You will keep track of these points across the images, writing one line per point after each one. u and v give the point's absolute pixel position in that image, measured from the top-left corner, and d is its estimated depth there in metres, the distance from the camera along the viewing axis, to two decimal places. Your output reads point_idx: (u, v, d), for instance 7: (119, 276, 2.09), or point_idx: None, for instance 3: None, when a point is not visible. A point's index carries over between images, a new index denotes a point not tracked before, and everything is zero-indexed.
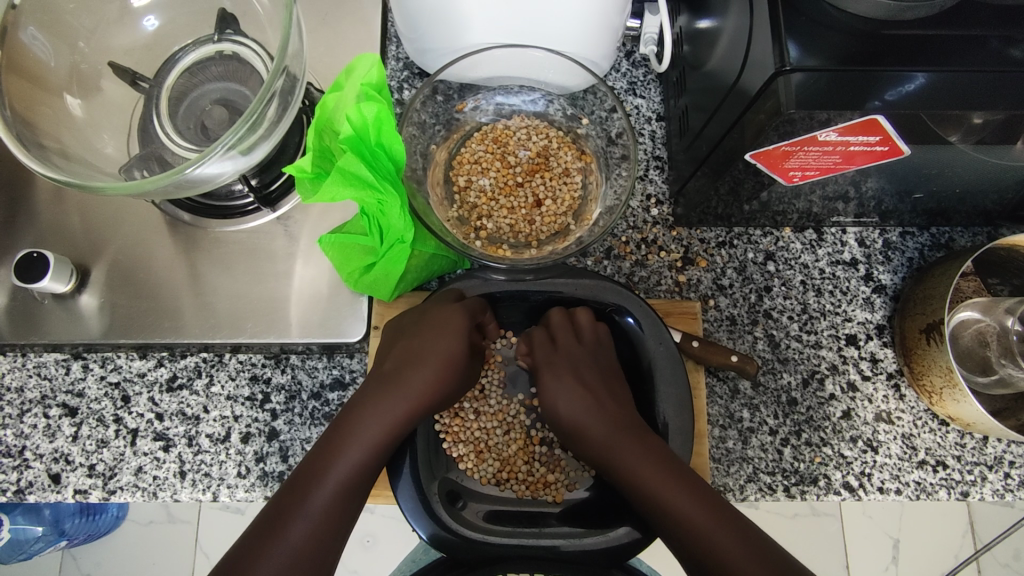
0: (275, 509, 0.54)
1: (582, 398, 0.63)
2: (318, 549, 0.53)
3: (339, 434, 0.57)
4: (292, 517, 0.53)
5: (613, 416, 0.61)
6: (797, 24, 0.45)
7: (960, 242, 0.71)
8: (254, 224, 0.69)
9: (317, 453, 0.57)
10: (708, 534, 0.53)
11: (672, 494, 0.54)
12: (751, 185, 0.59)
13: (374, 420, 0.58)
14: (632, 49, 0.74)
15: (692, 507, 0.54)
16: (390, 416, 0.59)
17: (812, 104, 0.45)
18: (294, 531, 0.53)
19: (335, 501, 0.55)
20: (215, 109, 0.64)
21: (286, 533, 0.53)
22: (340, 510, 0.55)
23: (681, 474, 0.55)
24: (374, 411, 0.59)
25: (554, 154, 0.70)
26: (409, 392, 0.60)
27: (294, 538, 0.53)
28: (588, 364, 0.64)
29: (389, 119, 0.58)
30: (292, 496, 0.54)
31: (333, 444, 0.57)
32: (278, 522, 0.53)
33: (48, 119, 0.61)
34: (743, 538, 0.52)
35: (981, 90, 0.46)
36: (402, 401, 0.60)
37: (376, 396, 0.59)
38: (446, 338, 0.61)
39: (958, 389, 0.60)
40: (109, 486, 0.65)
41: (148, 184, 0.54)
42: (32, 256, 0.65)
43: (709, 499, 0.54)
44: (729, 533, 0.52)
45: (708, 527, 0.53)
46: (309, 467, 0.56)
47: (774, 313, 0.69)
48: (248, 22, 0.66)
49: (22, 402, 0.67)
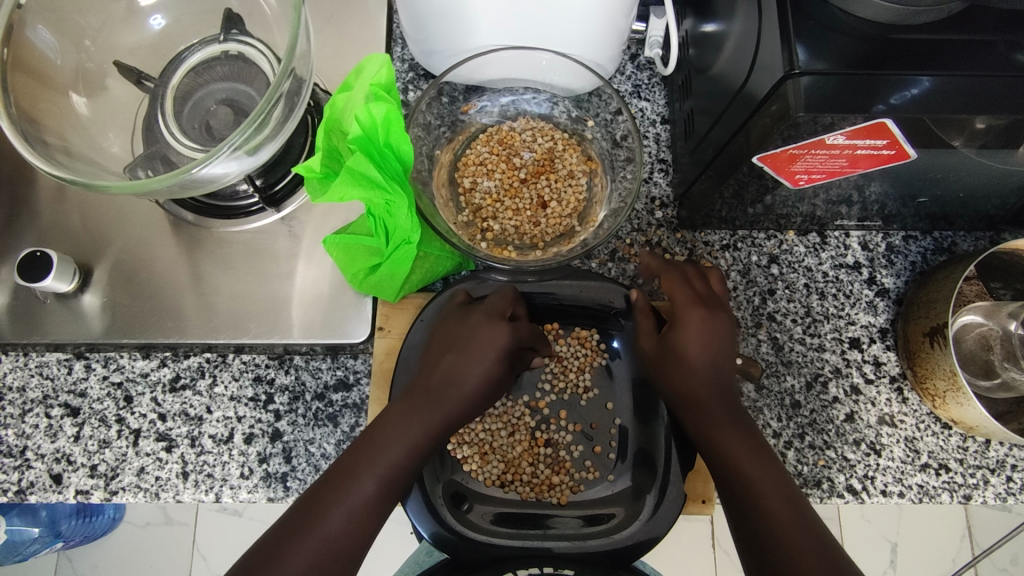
0: (312, 503, 0.52)
1: (703, 352, 0.57)
2: (352, 547, 0.52)
3: (381, 434, 0.55)
4: (328, 512, 0.52)
5: (719, 375, 0.57)
6: (806, 28, 0.46)
7: (962, 247, 0.71)
8: (258, 224, 0.69)
9: (355, 452, 0.55)
10: (771, 510, 0.51)
11: (751, 467, 0.53)
12: (756, 189, 0.59)
13: (417, 429, 0.56)
14: (636, 52, 0.75)
15: (764, 485, 0.52)
16: (435, 418, 0.57)
17: (820, 107, 0.45)
18: (330, 525, 0.51)
19: (373, 501, 0.53)
20: (221, 109, 0.64)
21: (322, 527, 0.51)
22: (377, 511, 0.53)
23: (760, 451, 0.54)
24: (418, 414, 0.56)
25: (558, 156, 0.70)
26: (451, 399, 0.57)
27: (330, 532, 0.51)
28: (717, 318, 0.58)
29: (399, 120, 0.57)
30: (328, 492, 0.53)
31: (374, 443, 0.55)
32: (314, 516, 0.52)
33: (52, 117, 0.61)
34: (807, 529, 0.50)
35: (987, 95, 0.46)
36: (444, 407, 0.57)
37: (418, 405, 0.56)
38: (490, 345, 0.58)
39: (962, 392, 0.60)
40: (111, 487, 0.64)
41: (154, 183, 0.53)
42: (34, 255, 0.65)
43: (781, 481, 0.53)
44: (792, 517, 0.51)
45: (776, 508, 0.51)
46: (347, 463, 0.54)
47: (778, 316, 0.69)
48: (254, 23, 0.66)
49: (24, 402, 0.66)
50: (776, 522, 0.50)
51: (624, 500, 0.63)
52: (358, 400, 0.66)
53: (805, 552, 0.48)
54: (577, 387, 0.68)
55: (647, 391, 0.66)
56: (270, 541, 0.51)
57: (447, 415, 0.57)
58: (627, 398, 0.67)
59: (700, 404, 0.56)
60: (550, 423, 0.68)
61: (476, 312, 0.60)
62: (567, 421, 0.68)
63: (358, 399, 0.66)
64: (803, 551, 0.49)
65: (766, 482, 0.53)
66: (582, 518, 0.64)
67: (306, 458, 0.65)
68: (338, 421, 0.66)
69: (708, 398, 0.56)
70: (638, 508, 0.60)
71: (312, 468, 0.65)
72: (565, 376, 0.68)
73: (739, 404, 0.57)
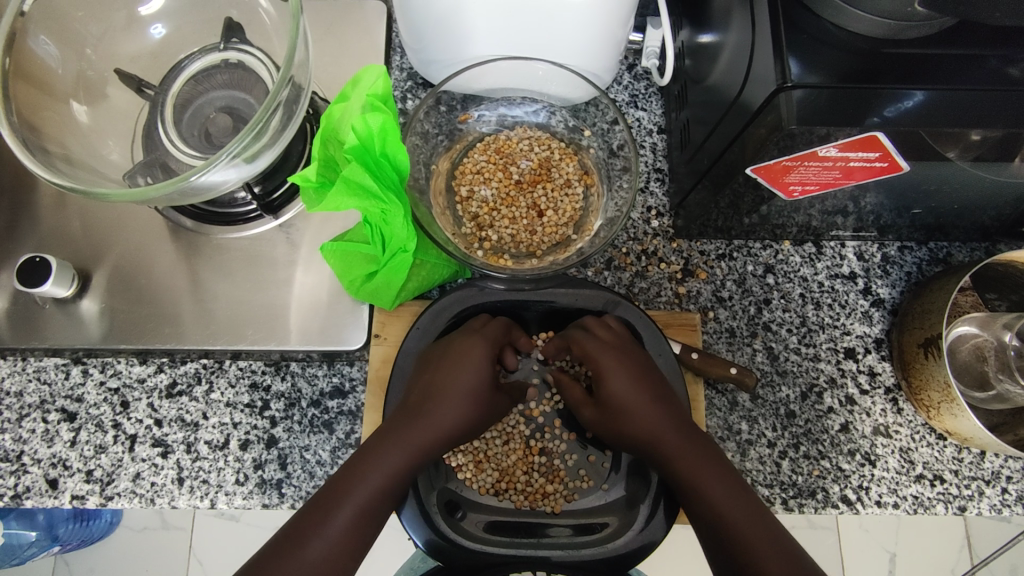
0: (295, 529, 0.53)
1: (639, 401, 0.61)
2: (335, 568, 0.53)
3: (364, 458, 0.56)
4: (310, 539, 0.53)
5: (672, 415, 0.60)
6: (798, 41, 0.46)
7: (957, 257, 0.71)
8: (256, 231, 0.70)
9: (341, 475, 0.56)
10: (743, 534, 0.53)
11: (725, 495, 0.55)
12: (752, 199, 0.60)
13: (402, 449, 0.57)
14: (634, 62, 0.75)
15: (738, 509, 0.55)
16: (416, 442, 0.58)
17: (811, 120, 0.46)
18: (312, 551, 0.53)
19: (354, 525, 0.55)
20: (220, 117, 0.65)
21: (305, 551, 0.52)
22: (358, 534, 0.55)
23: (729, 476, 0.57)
24: (403, 436, 0.58)
25: (555, 165, 0.70)
26: (432, 423, 0.60)
27: (311, 557, 0.52)
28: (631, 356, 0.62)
29: (394, 130, 0.58)
30: (310, 516, 0.54)
31: (357, 469, 0.56)
32: (297, 542, 0.53)
33: (53, 125, 0.61)
34: (779, 547, 0.52)
35: (978, 109, 0.46)
36: (424, 433, 0.59)
37: (401, 424, 0.58)
38: (473, 367, 0.62)
39: (956, 404, 0.60)
40: (107, 492, 0.65)
41: (152, 191, 0.54)
42: (33, 261, 0.65)
43: (751, 503, 0.55)
44: (764, 538, 0.53)
45: (750, 532, 0.53)
46: (329, 490, 0.56)
47: (773, 325, 0.69)
48: (254, 31, 0.67)
49: (21, 406, 0.66)
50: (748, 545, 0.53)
51: (618, 509, 0.63)
52: (354, 407, 0.66)
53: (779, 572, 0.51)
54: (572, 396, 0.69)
55: None
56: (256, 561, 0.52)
57: (431, 431, 0.59)
58: None
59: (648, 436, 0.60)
60: (545, 431, 0.68)
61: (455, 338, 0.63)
62: (561, 429, 0.68)
63: (354, 406, 0.66)
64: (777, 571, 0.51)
65: (739, 508, 0.55)
66: (574, 527, 0.64)
67: (302, 465, 0.65)
68: (334, 428, 0.66)
69: (667, 437, 0.59)
70: (631, 518, 0.60)
71: (307, 474, 0.65)
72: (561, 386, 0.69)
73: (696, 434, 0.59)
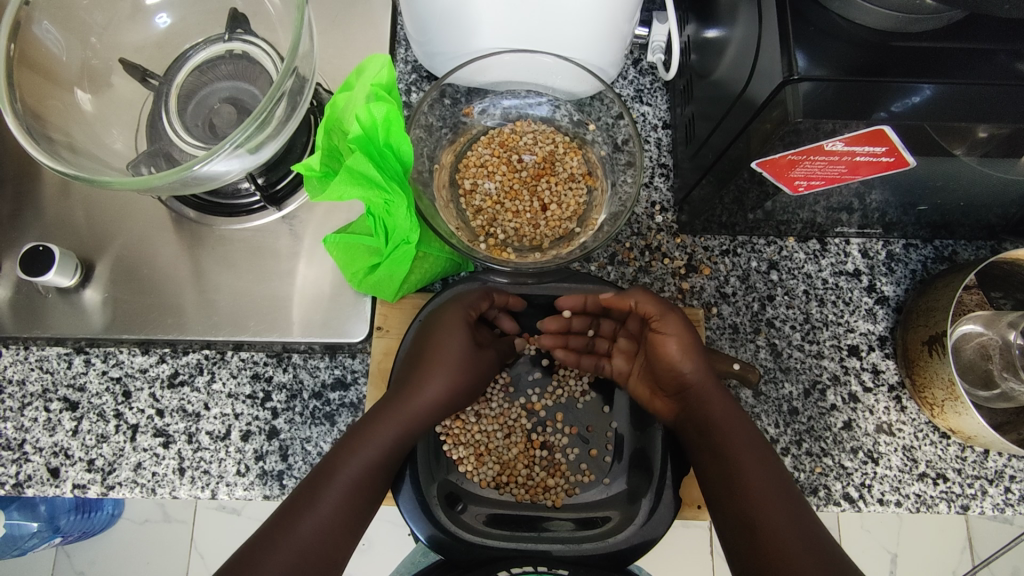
0: (291, 504, 0.52)
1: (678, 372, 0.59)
2: (328, 546, 0.51)
3: (355, 436, 0.56)
4: (306, 513, 0.52)
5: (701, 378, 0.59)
6: (806, 34, 0.46)
7: (963, 256, 0.71)
8: (258, 222, 0.69)
9: (334, 452, 0.55)
10: (759, 506, 0.51)
11: (752, 467, 0.54)
12: (756, 195, 0.59)
13: (394, 422, 0.57)
14: (639, 57, 0.75)
15: (761, 483, 0.53)
16: (407, 416, 0.58)
17: (820, 113, 0.45)
18: (306, 527, 0.51)
19: (345, 503, 0.53)
20: (224, 108, 0.65)
21: (297, 526, 0.51)
22: (353, 513, 0.53)
23: (756, 450, 0.55)
24: (389, 415, 0.57)
25: (559, 159, 0.70)
26: (424, 395, 0.59)
27: (307, 533, 0.51)
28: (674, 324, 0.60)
29: (399, 121, 0.58)
30: (306, 492, 0.53)
31: (352, 441, 0.55)
32: (293, 515, 0.51)
33: (57, 113, 0.61)
34: (797, 525, 0.50)
35: (987, 104, 0.46)
36: (406, 416, 0.58)
37: (390, 398, 0.58)
38: (454, 343, 0.60)
39: (960, 402, 0.59)
40: (108, 482, 0.65)
41: (156, 180, 0.54)
42: (36, 250, 0.65)
43: (774, 477, 0.53)
44: (784, 513, 0.51)
45: (772, 504, 0.51)
46: (320, 470, 0.54)
47: (777, 322, 0.69)
48: (259, 22, 0.67)
49: (24, 395, 0.66)
50: (764, 508, 0.51)
51: (619, 503, 0.63)
52: (355, 399, 0.66)
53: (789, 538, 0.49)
54: (573, 390, 0.68)
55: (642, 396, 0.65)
56: (252, 542, 0.50)
57: (423, 402, 0.59)
58: (623, 402, 0.67)
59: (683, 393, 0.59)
60: (546, 425, 0.68)
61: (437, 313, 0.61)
62: (563, 423, 0.68)
63: (355, 398, 0.66)
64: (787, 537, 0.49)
65: (759, 476, 0.53)
66: (576, 521, 0.64)
67: (303, 456, 0.65)
68: (335, 420, 0.66)
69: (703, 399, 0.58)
70: (632, 512, 0.60)
71: (308, 466, 0.65)
72: (563, 381, 0.68)
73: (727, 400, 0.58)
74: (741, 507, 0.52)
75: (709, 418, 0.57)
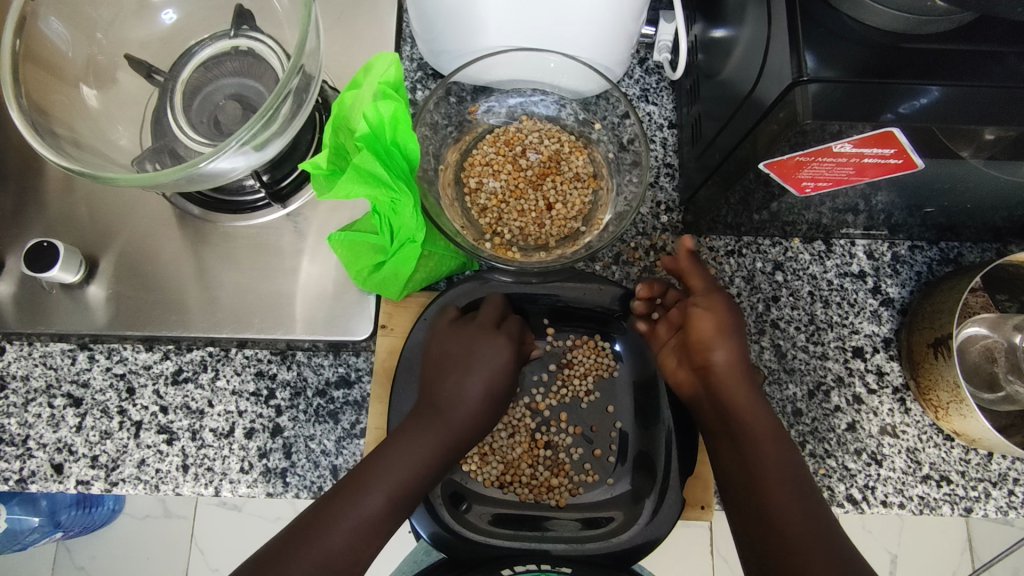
0: (321, 512, 0.53)
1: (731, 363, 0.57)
2: (356, 559, 0.52)
3: (388, 451, 0.56)
4: (336, 523, 0.52)
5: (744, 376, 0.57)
6: (815, 35, 0.46)
7: (968, 258, 0.71)
8: (263, 219, 0.69)
9: (364, 467, 0.56)
10: (778, 507, 0.51)
11: (774, 462, 0.53)
12: (762, 196, 0.59)
13: (429, 447, 0.57)
14: (645, 56, 0.75)
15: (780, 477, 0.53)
16: (442, 442, 0.58)
17: (827, 114, 0.45)
18: (335, 540, 0.52)
19: (378, 518, 0.54)
20: (229, 105, 0.64)
21: (327, 539, 0.52)
22: (379, 530, 0.54)
23: (776, 446, 0.54)
24: (427, 438, 0.57)
25: (565, 158, 0.70)
26: (458, 422, 0.59)
27: (336, 544, 0.52)
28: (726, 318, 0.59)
29: (406, 118, 0.58)
30: (335, 505, 0.53)
31: (385, 458, 0.56)
32: (321, 525, 0.52)
33: (62, 109, 0.61)
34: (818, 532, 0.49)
35: (997, 107, 0.46)
36: (442, 443, 0.58)
37: (426, 422, 0.58)
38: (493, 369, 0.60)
39: (965, 404, 0.59)
40: (111, 478, 0.65)
41: (162, 176, 0.54)
42: (41, 246, 0.65)
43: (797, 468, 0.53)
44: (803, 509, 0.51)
45: (792, 508, 0.51)
46: (349, 484, 0.55)
47: (781, 323, 0.69)
48: (264, 19, 0.67)
49: (27, 391, 0.66)
50: (778, 514, 0.51)
51: (623, 503, 0.63)
52: (359, 397, 0.66)
53: (805, 542, 0.49)
54: (577, 391, 0.68)
55: (648, 395, 0.66)
56: (274, 548, 0.51)
57: (459, 431, 0.59)
58: (627, 402, 0.67)
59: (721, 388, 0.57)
60: (550, 425, 0.68)
61: (479, 336, 0.59)
62: (567, 423, 0.68)
63: (359, 396, 0.66)
64: (804, 537, 0.49)
65: (778, 473, 0.53)
66: (581, 521, 0.64)
67: (306, 454, 0.65)
68: (339, 418, 0.66)
69: (731, 391, 0.57)
70: (636, 512, 0.60)
71: (311, 464, 0.65)
72: (569, 380, 0.68)
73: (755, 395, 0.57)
74: (761, 515, 0.51)
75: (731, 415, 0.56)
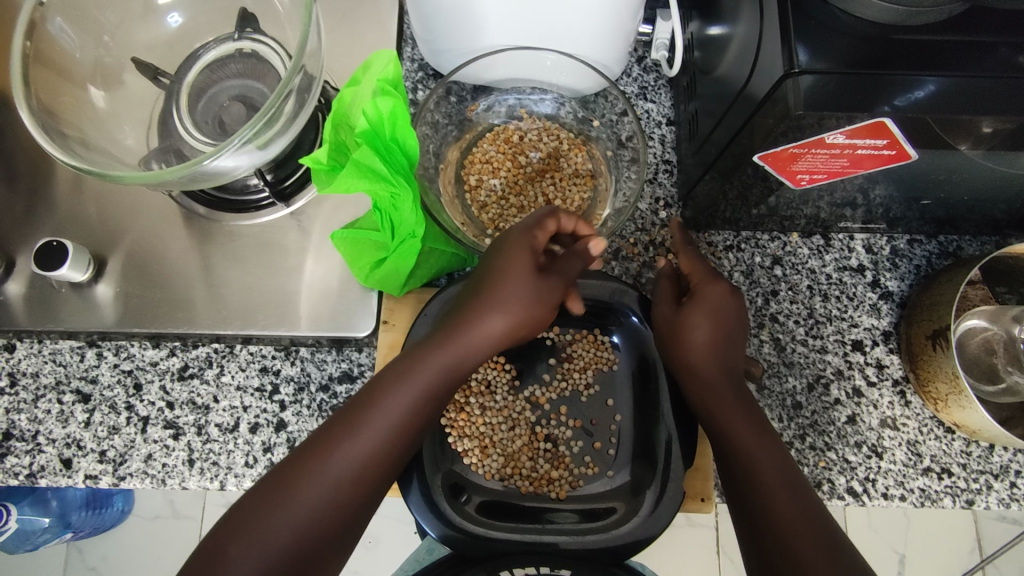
0: (297, 465, 0.49)
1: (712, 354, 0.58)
2: (335, 517, 0.49)
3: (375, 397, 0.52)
4: (312, 476, 0.49)
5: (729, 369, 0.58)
6: (806, 28, 0.46)
7: (967, 251, 0.71)
8: (267, 218, 0.70)
9: (347, 416, 0.51)
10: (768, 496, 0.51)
11: (764, 462, 0.53)
12: (760, 190, 0.60)
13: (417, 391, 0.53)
14: (643, 54, 0.76)
15: (766, 467, 0.52)
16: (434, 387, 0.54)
17: (821, 106, 0.46)
18: (313, 495, 0.48)
19: (359, 470, 0.50)
20: (234, 105, 0.66)
21: (302, 493, 0.48)
22: (360, 485, 0.50)
23: (766, 436, 0.54)
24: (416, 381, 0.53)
25: (564, 155, 0.70)
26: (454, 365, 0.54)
27: (313, 500, 0.48)
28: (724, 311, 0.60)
29: (405, 115, 0.59)
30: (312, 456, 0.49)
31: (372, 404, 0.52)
32: (296, 480, 0.48)
33: (71, 110, 0.63)
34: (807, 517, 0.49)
35: (990, 97, 0.46)
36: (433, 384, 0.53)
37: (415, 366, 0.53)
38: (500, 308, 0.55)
39: (964, 396, 0.59)
40: (119, 472, 0.66)
41: (165, 174, 0.54)
42: (50, 245, 0.66)
43: (785, 462, 0.53)
44: (794, 502, 0.50)
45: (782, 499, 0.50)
46: (329, 433, 0.51)
47: (780, 317, 0.69)
48: (267, 21, 0.68)
49: (37, 387, 0.68)
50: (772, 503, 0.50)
51: (623, 495, 0.64)
52: None
53: (798, 527, 0.48)
54: (577, 384, 0.69)
55: (645, 387, 0.66)
56: (250, 500, 0.48)
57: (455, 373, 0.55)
58: (627, 396, 0.68)
59: (706, 381, 0.57)
60: (550, 418, 0.68)
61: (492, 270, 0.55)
62: (567, 416, 0.68)
63: None
64: (795, 524, 0.48)
65: (769, 463, 0.52)
66: (580, 513, 0.64)
67: None
68: None
69: (710, 388, 0.57)
70: (637, 504, 0.61)
71: None
72: (569, 373, 0.69)
73: (746, 393, 0.57)
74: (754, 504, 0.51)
75: (714, 403, 0.56)
